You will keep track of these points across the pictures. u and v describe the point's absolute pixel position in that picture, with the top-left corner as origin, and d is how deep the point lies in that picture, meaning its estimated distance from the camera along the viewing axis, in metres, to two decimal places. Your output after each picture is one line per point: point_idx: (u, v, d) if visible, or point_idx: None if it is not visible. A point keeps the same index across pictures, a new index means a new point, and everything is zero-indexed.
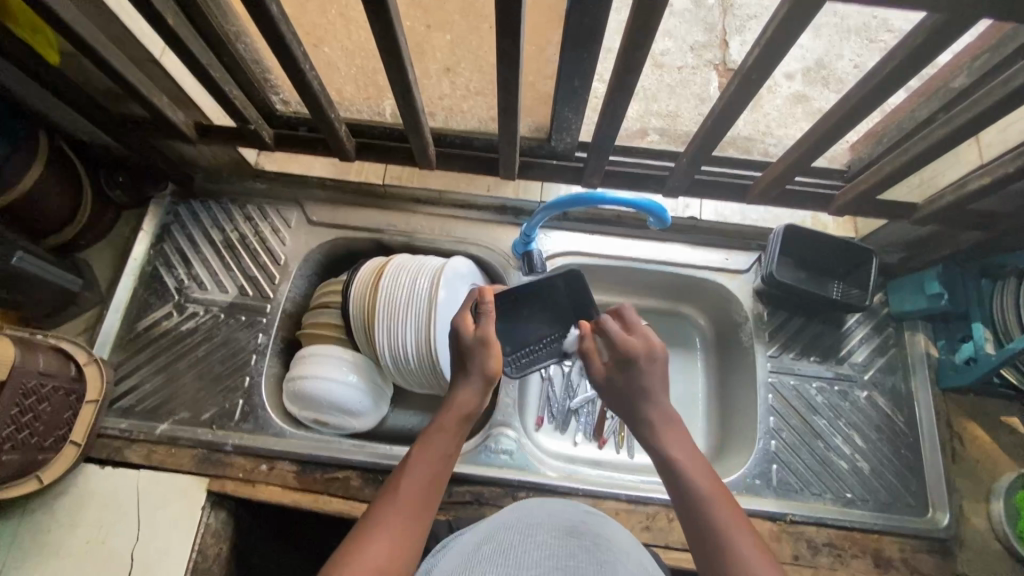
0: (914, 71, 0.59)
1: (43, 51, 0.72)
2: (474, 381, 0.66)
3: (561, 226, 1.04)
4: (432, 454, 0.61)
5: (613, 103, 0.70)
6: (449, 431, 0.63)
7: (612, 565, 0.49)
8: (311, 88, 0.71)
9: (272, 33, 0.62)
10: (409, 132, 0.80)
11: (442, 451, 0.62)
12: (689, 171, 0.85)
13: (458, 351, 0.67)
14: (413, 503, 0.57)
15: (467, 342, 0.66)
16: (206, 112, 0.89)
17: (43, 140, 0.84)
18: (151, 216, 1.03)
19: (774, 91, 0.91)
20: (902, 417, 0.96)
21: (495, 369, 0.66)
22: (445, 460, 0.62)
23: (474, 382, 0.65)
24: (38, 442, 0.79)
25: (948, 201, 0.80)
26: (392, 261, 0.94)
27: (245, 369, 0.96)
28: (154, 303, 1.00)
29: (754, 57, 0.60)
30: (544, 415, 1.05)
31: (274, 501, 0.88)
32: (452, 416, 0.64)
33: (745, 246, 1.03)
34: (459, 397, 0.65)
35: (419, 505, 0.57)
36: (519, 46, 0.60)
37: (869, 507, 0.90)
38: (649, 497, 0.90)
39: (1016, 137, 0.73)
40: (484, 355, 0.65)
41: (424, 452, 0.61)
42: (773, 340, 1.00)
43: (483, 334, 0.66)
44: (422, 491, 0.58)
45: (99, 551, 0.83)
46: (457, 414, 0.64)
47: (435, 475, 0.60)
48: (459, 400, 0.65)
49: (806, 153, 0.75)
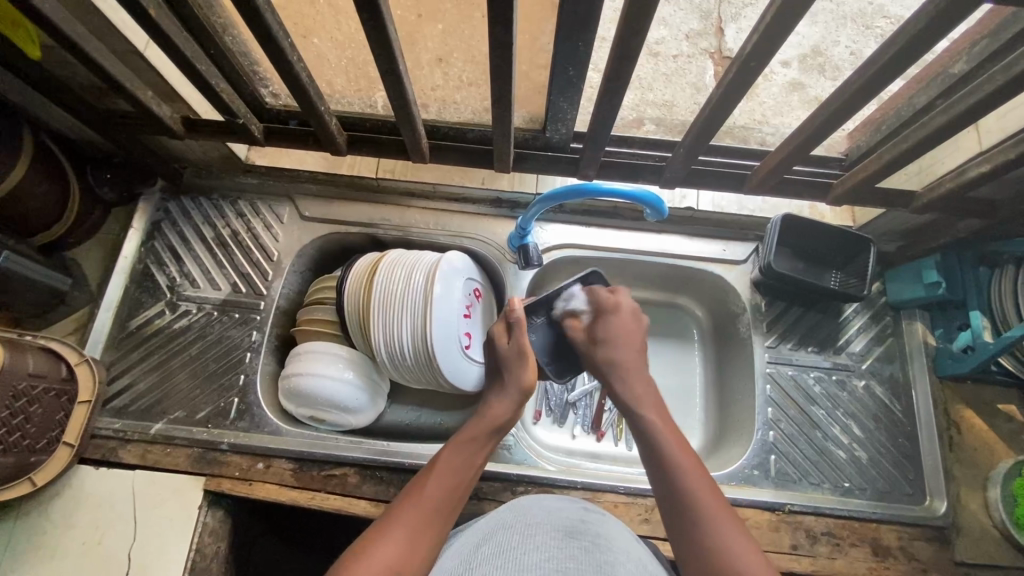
0: (915, 57, 0.57)
1: (23, 44, 0.69)
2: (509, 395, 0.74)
3: (556, 219, 1.03)
4: (464, 456, 0.68)
5: (608, 93, 0.69)
6: (479, 439, 0.70)
7: (612, 566, 0.49)
8: (300, 80, 0.70)
9: (257, 23, 0.60)
10: (401, 125, 0.79)
11: (471, 456, 0.68)
12: (686, 160, 0.83)
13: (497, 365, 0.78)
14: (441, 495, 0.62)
15: (505, 351, 0.77)
16: (194, 105, 0.87)
17: (27, 136, 0.83)
18: (141, 214, 1.02)
19: (770, 79, 0.92)
20: (900, 406, 0.96)
21: (530, 381, 0.75)
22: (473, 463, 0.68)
23: (511, 395, 0.74)
24: (30, 444, 0.78)
25: (947, 188, 0.79)
26: (385, 257, 0.93)
27: (239, 367, 0.95)
28: (146, 302, 0.98)
29: (751, 45, 0.59)
30: (542, 409, 1.05)
31: (270, 499, 0.87)
32: (482, 425, 0.71)
33: (742, 237, 1.02)
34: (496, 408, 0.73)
35: (445, 498, 0.62)
36: (511, 35, 0.58)
37: (867, 496, 0.90)
38: (648, 489, 0.89)
39: (1017, 123, 0.72)
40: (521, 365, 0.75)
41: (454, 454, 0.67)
42: (770, 330, 1.00)
43: (519, 346, 0.76)
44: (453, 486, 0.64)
45: (96, 552, 0.82)
46: (488, 425, 0.71)
47: (464, 472, 0.66)
48: (493, 410, 0.73)
49: (804, 142, 0.74)
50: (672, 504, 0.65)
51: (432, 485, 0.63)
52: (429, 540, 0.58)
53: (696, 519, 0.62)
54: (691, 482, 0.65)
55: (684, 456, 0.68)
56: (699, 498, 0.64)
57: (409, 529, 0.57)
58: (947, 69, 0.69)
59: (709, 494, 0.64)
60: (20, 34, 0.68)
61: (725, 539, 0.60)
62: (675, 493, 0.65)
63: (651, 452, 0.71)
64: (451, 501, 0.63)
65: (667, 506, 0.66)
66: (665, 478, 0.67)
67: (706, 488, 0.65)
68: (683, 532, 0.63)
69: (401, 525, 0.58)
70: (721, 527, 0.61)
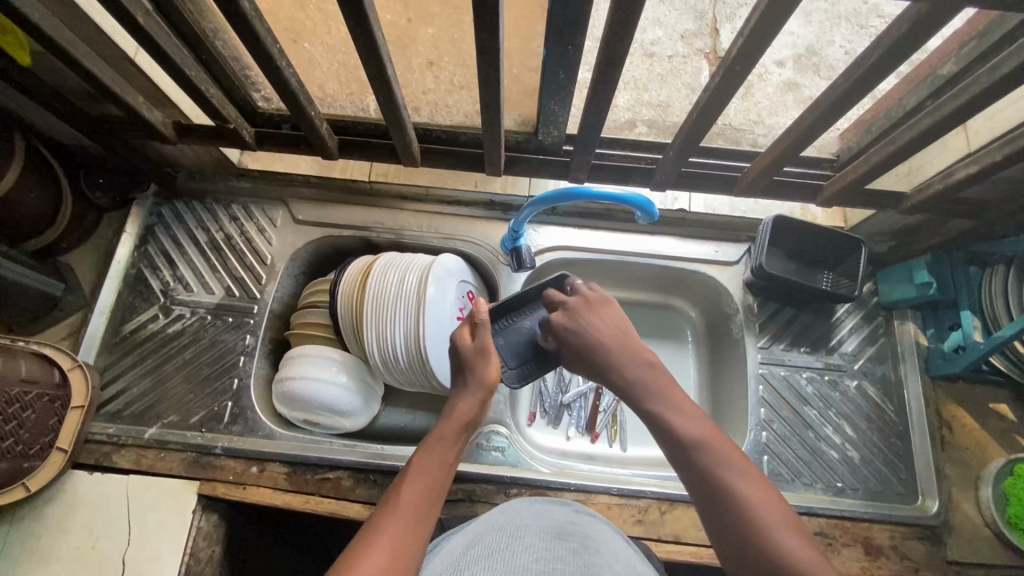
0: (899, 61, 0.58)
1: (12, 51, 0.68)
2: (475, 393, 0.69)
3: (550, 221, 1.04)
4: (436, 458, 0.62)
5: (599, 95, 0.69)
6: (450, 438, 0.65)
7: (598, 567, 0.49)
8: (290, 85, 0.70)
9: (246, 30, 0.60)
10: (391, 128, 0.79)
11: (444, 456, 0.63)
12: (677, 162, 0.84)
13: (459, 363, 0.72)
14: (423, 501, 0.58)
15: (465, 353, 0.71)
16: (184, 110, 0.87)
17: (20, 142, 0.83)
18: (134, 218, 1.02)
19: (765, 79, 0.92)
20: (892, 405, 0.96)
21: (493, 378, 0.70)
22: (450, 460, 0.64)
23: (474, 392, 0.69)
24: (24, 450, 0.78)
25: (937, 189, 0.79)
26: (378, 260, 0.94)
27: (233, 370, 0.95)
28: (140, 306, 0.99)
29: (737, 48, 0.60)
30: (536, 410, 1.05)
31: (264, 502, 0.87)
32: (456, 423, 0.66)
33: (736, 238, 1.02)
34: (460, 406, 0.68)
35: (427, 505, 0.58)
36: (498, 40, 0.58)
37: (859, 496, 0.91)
38: (641, 490, 0.90)
39: (1004, 124, 0.73)
40: (481, 363, 0.70)
41: (432, 454, 0.63)
42: (763, 330, 1.00)
43: (483, 342, 0.71)
44: (426, 490, 0.59)
45: (90, 557, 0.82)
46: (459, 422, 0.66)
47: (443, 474, 0.62)
48: (459, 409, 0.68)
49: (793, 143, 0.75)
50: (705, 498, 0.54)
51: (410, 493, 0.58)
52: (414, 551, 0.53)
53: (734, 507, 0.51)
54: (719, 459, 0.54)
55: (707, 436, 0.56)
56: (726, 472, 0.53)
57: (391, 542, 0.53)
58: (936, 71, 0.69)
59: (742, 476, 0.53)
60: (11, 40, 0.67)
61: (777, 535, 0.49)
62: (706, 481, 0.54)
63: (668, 441, 0.58)
64: (431, 506, 0.58)
65: (702, 502, 0.54)
66: (691, 466, 0.56)
67: (741, 470, 0.54)
68: (726, 534, 0.51)
69: (386, 541, 0.53)
70: (767, 516, 0.50)
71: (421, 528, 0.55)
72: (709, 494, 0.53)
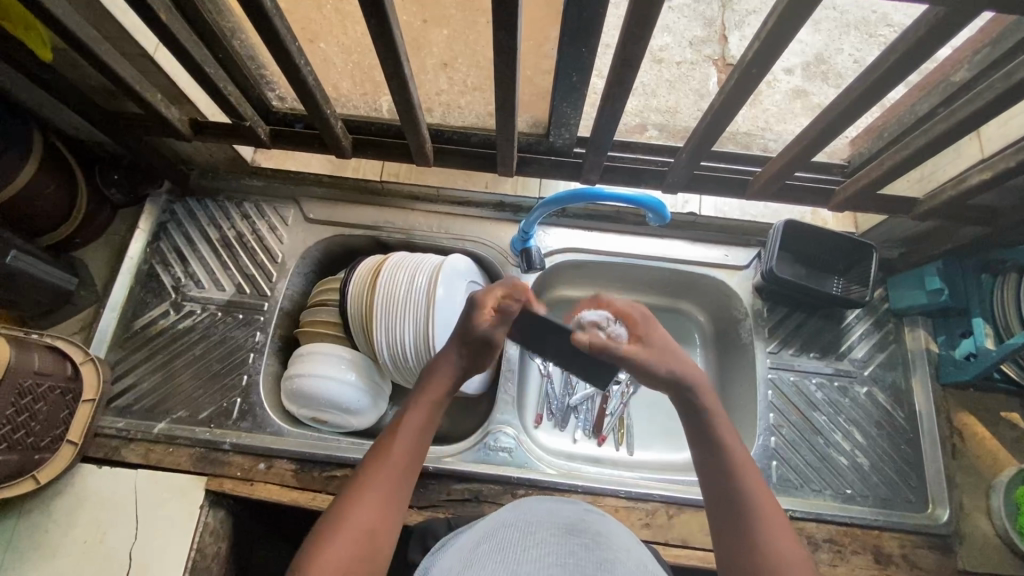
0: (916, 65, 0.57)
1: (37, 48, 0.70)
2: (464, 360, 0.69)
3: (560, 222, 1.04)
4: (409, 434, 0.61)
5: (612, 98, 0.69)
6: (423, 412, 0.63)
7: (611, 564, 0.49)
8: (308, 85, 0.70)
9: (267, 29, 0.61)
10: (406, 128, 0.79)
11: (421, 432, 0.62)
12: (688, 166, 0.84)
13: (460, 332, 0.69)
14: (397, 478, 0.58)
15: (478, 335, 0.68)
16: (201, 108, 0.88)
17: (37, 138, 0.84)
18: (147, 215, 1.03)
19: (774, 86, 0.91)
20: (902, 412, 0.96)
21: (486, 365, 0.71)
22: (430, 427, 0.64)
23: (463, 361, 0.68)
24: (35, 442, 0.78)
25: (949, 195, 0.79)
26: (389, 259, 0.94)
27: (243, 367, 0.95)
28: (151, 302, 0.99)
29: (753, 50, 0.59)
30: (543, 412, 1.05)
31: (272, 499, 0.87)
32: (439, 390, 0.66)
33: (746, 243, 1.03)
34: (440, 375, 0.67)
35: (402, 481, 0.58)
36: (515, 40, 0.59)
37: (869, 503, 0.90)
38: (649, 494, 0.89)
39: (1018, 130, 0.73)
40: (487, 353, 0.69)
41: (412, 414, 0.63)
42: (772, 335, 1.00)
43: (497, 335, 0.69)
44: (402, 463, 0.59)
45: (97, 550, 0.83)
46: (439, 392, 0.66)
47: (421, 445, 0.62)
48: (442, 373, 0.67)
49: (803, 150, 0.75)
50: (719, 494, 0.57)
51: (385, 469, 0.58)
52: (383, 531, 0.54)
53: (741, 510, 0.55)
54: (740, 464, 0.58)
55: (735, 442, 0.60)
56: (739, 475, 0.57)
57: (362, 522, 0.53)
58: (950, 77, 0.69)
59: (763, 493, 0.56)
60: (32, 36, 0.69)
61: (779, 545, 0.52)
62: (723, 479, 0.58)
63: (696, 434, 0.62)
64: (401, 483, 0.58)
65: (716, 507, 0.57)
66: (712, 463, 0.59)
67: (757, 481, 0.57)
68: (731, 535, 0.55)
69: (353, 521, 0.53)
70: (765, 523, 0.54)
71: (392, 499, 0.56)
72: (724, 499, 0.57)
